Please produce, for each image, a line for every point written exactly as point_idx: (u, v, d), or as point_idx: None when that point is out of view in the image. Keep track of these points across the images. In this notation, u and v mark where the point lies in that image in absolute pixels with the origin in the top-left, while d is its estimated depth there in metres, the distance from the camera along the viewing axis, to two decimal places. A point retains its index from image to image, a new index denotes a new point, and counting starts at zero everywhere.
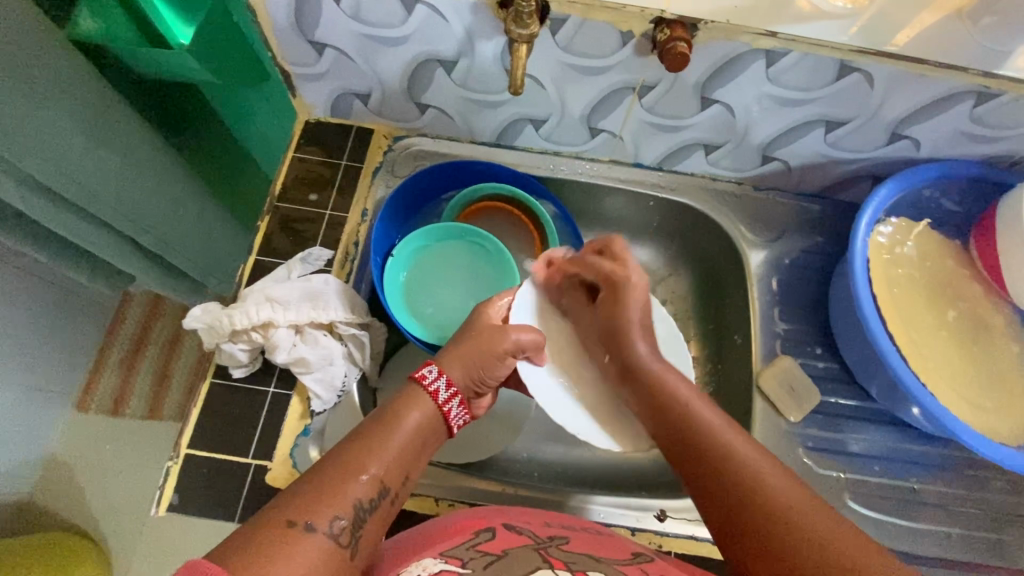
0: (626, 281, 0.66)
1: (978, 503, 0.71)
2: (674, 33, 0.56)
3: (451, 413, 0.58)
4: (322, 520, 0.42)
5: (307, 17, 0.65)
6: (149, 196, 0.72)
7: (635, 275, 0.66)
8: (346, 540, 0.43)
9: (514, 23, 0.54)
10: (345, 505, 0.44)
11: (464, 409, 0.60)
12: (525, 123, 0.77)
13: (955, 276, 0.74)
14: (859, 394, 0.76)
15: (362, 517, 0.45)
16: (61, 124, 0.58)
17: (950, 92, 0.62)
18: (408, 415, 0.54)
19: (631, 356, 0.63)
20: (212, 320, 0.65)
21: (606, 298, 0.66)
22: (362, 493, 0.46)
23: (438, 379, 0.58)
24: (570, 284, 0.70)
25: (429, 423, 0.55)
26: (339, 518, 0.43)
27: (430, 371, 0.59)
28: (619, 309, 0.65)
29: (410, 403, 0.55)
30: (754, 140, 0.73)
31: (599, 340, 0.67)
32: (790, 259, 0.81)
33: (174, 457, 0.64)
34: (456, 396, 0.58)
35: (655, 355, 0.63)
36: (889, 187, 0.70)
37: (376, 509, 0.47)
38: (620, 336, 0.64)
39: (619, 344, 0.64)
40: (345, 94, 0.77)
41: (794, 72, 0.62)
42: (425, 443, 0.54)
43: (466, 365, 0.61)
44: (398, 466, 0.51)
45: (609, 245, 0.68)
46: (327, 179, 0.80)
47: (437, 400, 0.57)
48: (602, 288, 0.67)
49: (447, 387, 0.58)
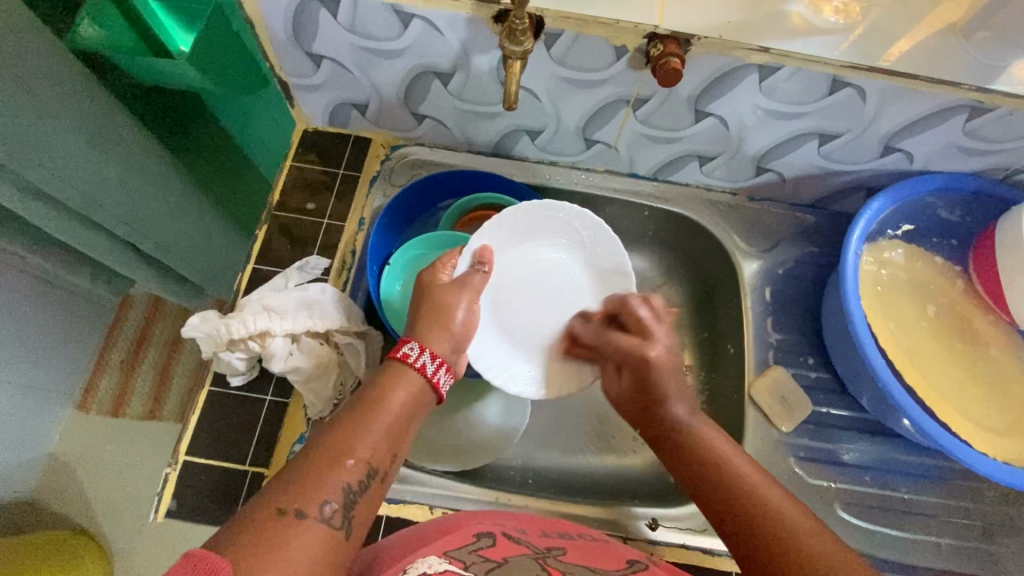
0: (648, 359, 0.65)
1: (968, 514, 0.71)
2: (666, 49, 0.57)
3: (439, 383, 0.58)
4: (313, 507, 0.42)
5: (305, 30, 0.65)
6: (144, 202, 0.73)
7: (654, 348, 0.66)
8: (340, 523, 0.43)
9: (507, 39, 0.55)
10: (334, 490, 0.44)
11: (451, 375, 0.61)
12: (521, 134, 0.78)
13: (949, 287, 0.75)
14: (850, 404, 0.77)
15: (352, 499, 0.45)
16: (59, 127, 0.59)
17: (944, 107, 0.62)
18: (392, 396, 0.54)
19: (664, 416, 0.62)
20: (211, 329, 0.66)
21: (632, 372, 0.66)
22: (350, 476, 0.46)
23: (422, 355, 0.58)
24: (601, 357, 0.71)
25: (414, 401, 0.55)
26: (329, 502, 0.43)
27: (411, 349, 0.59)
28: (651, 377, 0.64)
29: (391, 386, 0.55)
30: (748, 151, 0.74)
31: (637, 412, 0.66)
32: (782, 269, 0.81)
33: (173, 464, 0.65)
34: (442, 366, 0.59)
35: (694, 415, 0.61)
36: (882, 200, 0.71)
37: (367, 490, 0.47)
38: (656, 402, 0.63)
39: (654, 412, 0.63)
40: (343, 104, 0.78)
41: (788, 85, 0.62)
42: (410, 423, 0.54)
43: (445, 335, 0.62)
44: (383, 445, 0.50)
45: (626, 309, 0.70)
46: (325, 187, 0.81)
47: (424, 373, 0.57)
48: (627, 365, 0.67)
49: (431, 360, 0.58)
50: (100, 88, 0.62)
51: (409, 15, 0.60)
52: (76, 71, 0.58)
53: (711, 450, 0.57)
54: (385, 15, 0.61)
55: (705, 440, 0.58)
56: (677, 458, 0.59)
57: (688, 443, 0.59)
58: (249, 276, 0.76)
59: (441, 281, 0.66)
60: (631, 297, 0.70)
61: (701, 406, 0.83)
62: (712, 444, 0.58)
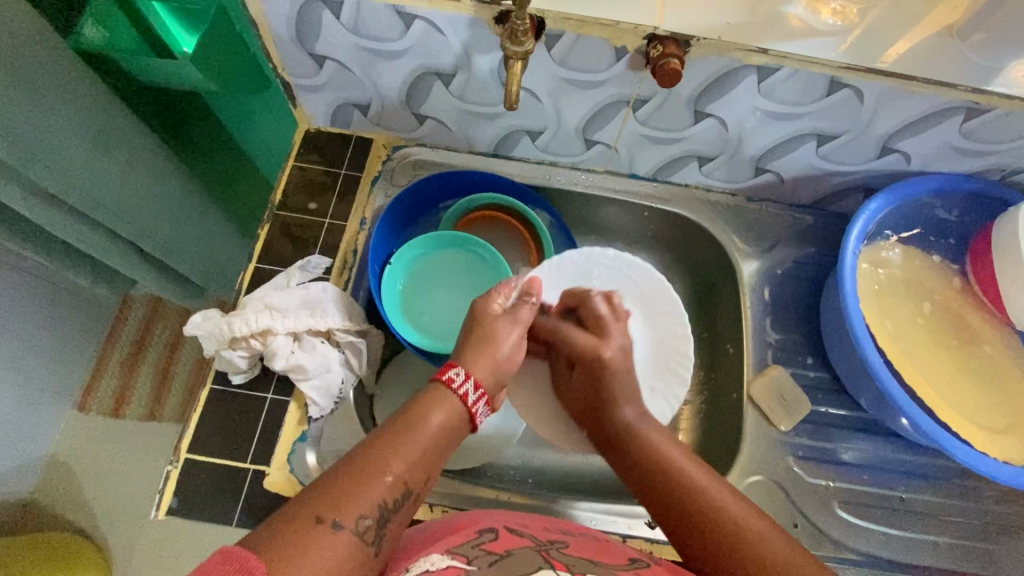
0: (602, 359, 0.68)
1: (967, 513, 0.72)
2: (666, 50, 0.58)
3: (477, 413, 0.58)
4: (349, 519, 0.43)
5: (308, 31, 0.66)
6: (149, 203, 0.74)
7: (609, 348, 0.69)
8: (371, 538, 0.43)
9: (509, 40, 0.55)
10: (369, 505, 0.45)
11: (488, 407, 0.61)
12: (522, 134, 0.78)
13: (947, 288, 0.75)
14: (849, 403, 0.77)
15: (386, 517, 0.45)
16: (65, 128, 0.60)
17: (941, 107, 0.63)
18: (434, 416, 0.54)
19: (614, 423, 0.65)
20: (213, 328, 0.66)
21: (582, 358, 0.70)
22: (387, 493, 0.46)
23: (466, 382, 0.59)
24: (553, 350, 0.73)
25: (454, 423, 0.56)
26: (365, 517, 0.44)
27: (457, 374, 0.59)
28: (597, 371, 0.68)
29: (432, 405, 0.55)
30: (747, 152, 0.74)
31: (580, 412, 0.69)
32: (781, 269, 0.82)
33: (174, 461, 0.65)
34: (483, 397, 0.59)
35: (642, 416, 0.65)
36: (880, 200, 0.71)
37: (400, 509, 0.47)
38: (603, 400, 0.66)
39: (604, 416, 0.66)
40: (345, 105, 0.78)
41: (786, 86, 0.63)
42: (446, 446, 0.54)
43: (491, 365, 0.62)
44: (421, 465, 0.51)
45: (585, 304, 0.73)
46: (327, 187, 0.81)
47: (466, 402, 0.57)
48: (577, 354, 0.70)
49: (474, 390, 0.59)
50: (104, 87, 0.63)
51: (411, 16, 0.61)
52: (79, 70, 0.59)
53: (665, 460, 0.59)
54: (388, 16, 0.61)
55: (658, 448, 0.61)
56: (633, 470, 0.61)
57: (643, 455, 0.61)
58: (250, 275, 0.76)
59: (490, 312, 0.66)
60: (586, 293, 0.73)
61: (701, 406, 0.83)
62: (667, 455, 0.59)
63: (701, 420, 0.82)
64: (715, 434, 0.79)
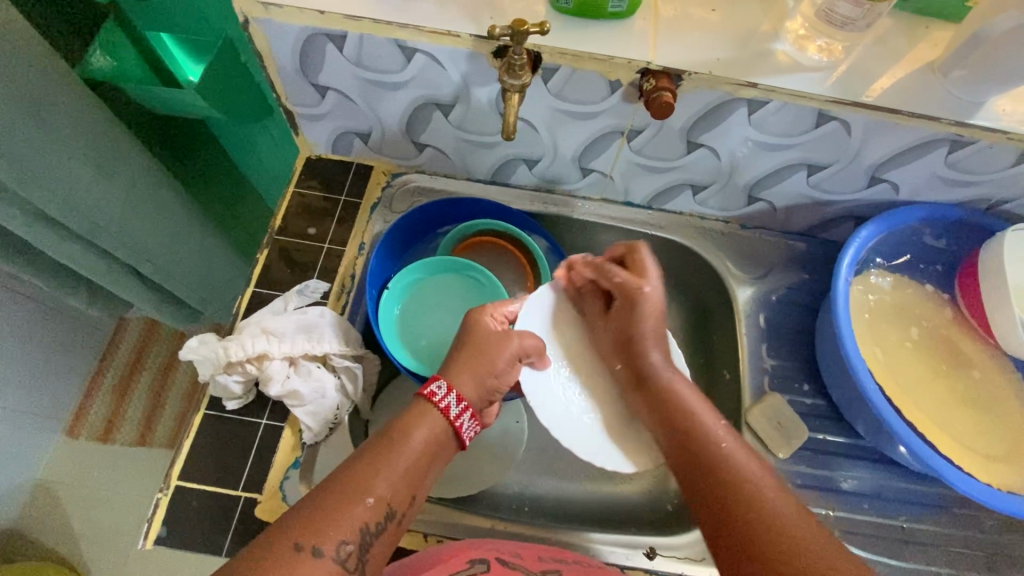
0: (643, 294, 0.64)
1: (968, 543, 0.71)
2: (659, 83, 0.60)
3: (463, 428, 0.57)
4: (330, 546, 0.45)
5: (311, 64, 0.67)
6: (147, 232, 0.84)
7: (652, 286, 0.65)
8: (354, 565, 0.45)
9: (507, 74, 0.57)
10: (351, 530, 0.46)
11: (475, 421, 0.59)
12: (519, 163, 0.80)
13: (937, 315, 0.76)
14: (847, 430, 0.76)
15: (368, 540, 0.47)
16: (68, 162, 0.70)
17: (926, 139, 0.64)
18: (416, 431, 0.54)
19: (644, 363, 0.63)
20: (208, 352, 0.66)
21: (622, 310, 0.66)
22: (368, 516, 0.48)
23: (449, 396, 0.57)
24: (587, 292, 0.70)
25: (438, 440, 0.55)
26: (346, 542, 0.46)
27: (439, 387, 0.57)
28: (637, 318, 0.64)
29: (417, 420, 0.55)
30: (740, 181, 0.76)
31: (614, 351, 0.67)
32: (776, 295, 0.82)
33: (164, 489, 0.64)
34: (467, 410, 0.57)
35: (670, 367, 0.63)
36: (871, 228, 0.72)
37: (383, 531, 0.48)
38: (636, 344, 0.64)
39: (634, 351, 0.64)
40: (346, 133, 0.80)
41: (774, 119, 0.65)
42: (434, 460, 0.54)
43: (476, 377, 0.59)
44: (406, 485, 0.51)
45: (633, 251, 0.68)
46: (326, 213, 0.82)
47: (449, 416, 0.56)
48: (620, 297, 0.66)
49: (457, 403, 0.57)
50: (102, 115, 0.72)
51: (412, 50, 0.63)
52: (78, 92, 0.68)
53: (689, 410, 0.59)
54: (390, 50, 0.63)
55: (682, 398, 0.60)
56: (662, 423, 0.60)
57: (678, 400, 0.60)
58: (248, 300, 0.76)
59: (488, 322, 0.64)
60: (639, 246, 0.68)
61: None
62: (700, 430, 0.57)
63: None
64: None
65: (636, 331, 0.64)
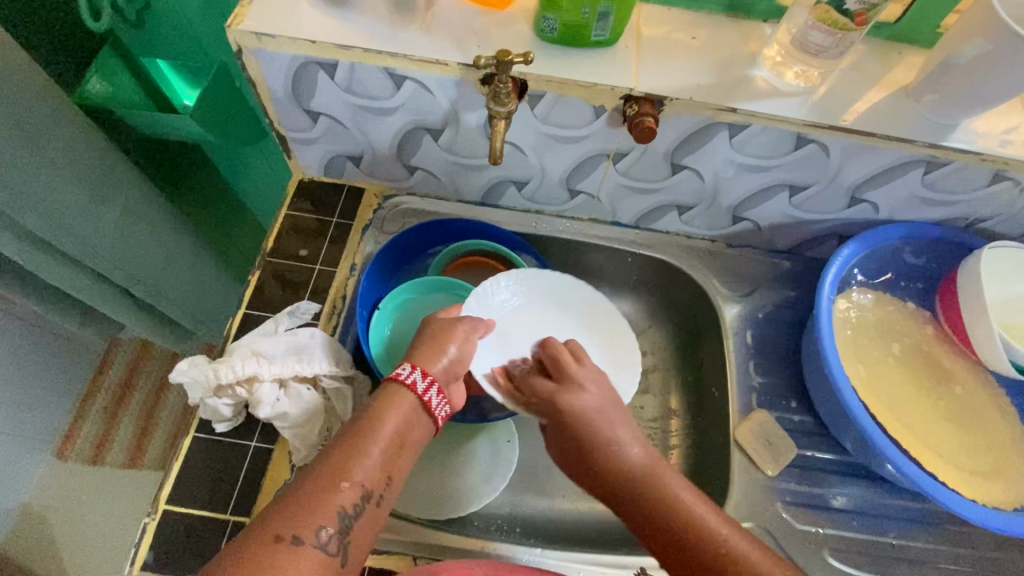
0: (570, 402, 0.62)
1: (956, 559, 0.71)
2: (642, 109, 0.61)
3: (433, 404, 0.59)
4: (309, 534, 0.47)
5: (304, 91, 0.69)
6: (138, 251, 0.86)
7: (577, 385, 0.63)
8: (335, 549, 0.48)
9: (492, 101, 0.59)
10: (329, 515, 0.49)
11: (445, 397, 0.60)
12: (508, 184, 0.81)
13: (919, 331, 0.77)
14: (835, 447, 0.77)
15: (347, 522, 0.49)
16: (62, 184, 0.72)
17: (903, 160, 0.66)
18: (386, 416, 0.55)
19: (619, 480, 0.59)
20: (197, 375, 0.66)
21: (558, 428, 0.62)
22: (346, 500, 0.50)
23: (413, 372, 0.59)
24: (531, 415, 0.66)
25: (410, 419, 0.57)
26: (325, 528, 0.48)
27: (404, 369, 0.60)
28: (579, 428, 0.61)
29: (386, 406, 0.56)
30: (724, 202, 0.78)
31: (583, 478, 0.62)
32: (762, 313, 0.84)
33: (152, 513, 0.63)
34: (433, 385, 0.59)
35: (643, 459, 0.60)
36: (853, 247, 0.74)
37: (362, 513, 0.50)
38: (602, 467, 0.60)
39: (606, 472, 0.60)
40: (338, 156, 0.81)
41: (754, 142, 0.67)
42: (408, 440, 0.56)
43: (439, 359, 0.62)
44: (380, 468, 0.53)
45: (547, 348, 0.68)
46: (319, 234, 0.83)
47: (416, 391, 0.58)
48: (549, 415, 0.63)
49: (423, 378, 0.59)
50: (89, 132, 0.74)
51: (401, 78, 0.64)
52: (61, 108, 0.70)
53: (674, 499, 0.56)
54: (379, 77, 0.65)
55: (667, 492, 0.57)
56: (650, 525, 0.56)
57: (658, 494, 0.57)
58: (239, 321, 0.76)
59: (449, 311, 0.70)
60: (551, 339, 0.69)
61: (687, 450, 0.84)
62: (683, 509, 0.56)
63: (688, 464, 0.83)
64: (703, 478, 0.79)
65: (589, 447, 0.60)
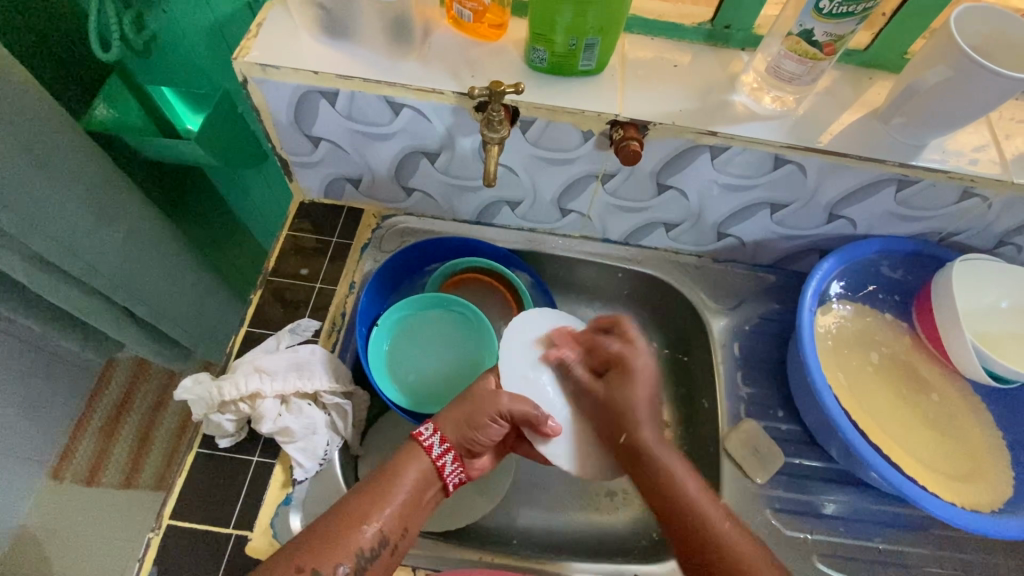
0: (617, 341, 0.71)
1: (941, 562, 0.73)
2: (627, 133, 0.65)
3: (445, 470, 0.63)
4: (326, 569, 0.53)
5: (306, 116, 0.72)
6: (139, 271, 0.88)
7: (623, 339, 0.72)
8: None
9: (486, 128, 0.62)
10: (347, 555, 0.55)
11: (460, 466, 0.64)
12: (503, 205, 0.84)
13: (897, 341, 0.80)
14: (822, 455, 0.79)
15: (362, 564, 0.55)
16: (69, 207, 0.74)
17: (876, 179, 0.70)
18: (406, 471, 0.61)
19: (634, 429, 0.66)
20: (201, 392, 0.67)
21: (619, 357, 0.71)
22: (365, 543, 0.56)
23: (434, 436, 0.63)
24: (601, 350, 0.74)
25: (426, 478, 0.62)
26: (342, 565, 0.54)
27: (427, 428, 0.64)
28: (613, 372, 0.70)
29: (406, 461, 0.62)
30: (709, 219, 0.81)
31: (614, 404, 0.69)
32: (749, 325, 0.87)
33: (156, 528, 0.65)
34: (450, 452, 0.63)
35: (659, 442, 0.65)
36: (832, 261, 0.77)
37: (377, 557, 0.56)
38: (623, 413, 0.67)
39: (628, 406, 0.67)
40: (337, 179, 0.84)
41: (734, 164, 0.70)
42: (423, 497, 0.61)
43: (458, 425, 0.64)
44: (396, 520, 0.58)
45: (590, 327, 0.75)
46: (319, 254, 0.86)
47: (431, 456, 0.62)
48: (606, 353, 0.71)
49: (440, 443, 0.63)
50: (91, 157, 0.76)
51: (400, 105, 0.68)
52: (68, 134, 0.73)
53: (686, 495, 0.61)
54: (378, 104, 0.68)
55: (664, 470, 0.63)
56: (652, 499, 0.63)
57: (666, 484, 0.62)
58: (241, 339, 0.78)
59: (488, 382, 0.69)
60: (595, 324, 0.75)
61: None
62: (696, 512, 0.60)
63: None
64: None
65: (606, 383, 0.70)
